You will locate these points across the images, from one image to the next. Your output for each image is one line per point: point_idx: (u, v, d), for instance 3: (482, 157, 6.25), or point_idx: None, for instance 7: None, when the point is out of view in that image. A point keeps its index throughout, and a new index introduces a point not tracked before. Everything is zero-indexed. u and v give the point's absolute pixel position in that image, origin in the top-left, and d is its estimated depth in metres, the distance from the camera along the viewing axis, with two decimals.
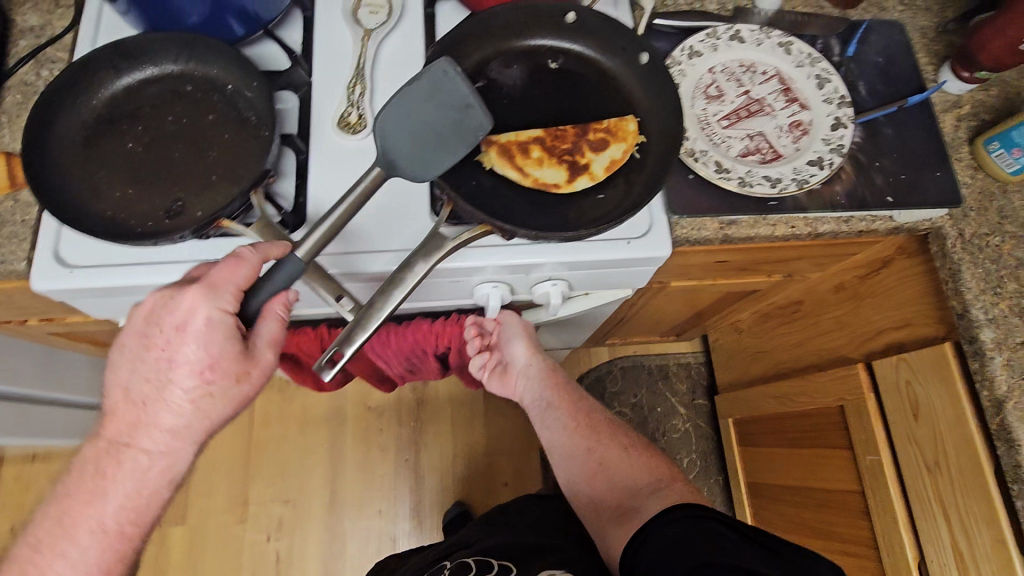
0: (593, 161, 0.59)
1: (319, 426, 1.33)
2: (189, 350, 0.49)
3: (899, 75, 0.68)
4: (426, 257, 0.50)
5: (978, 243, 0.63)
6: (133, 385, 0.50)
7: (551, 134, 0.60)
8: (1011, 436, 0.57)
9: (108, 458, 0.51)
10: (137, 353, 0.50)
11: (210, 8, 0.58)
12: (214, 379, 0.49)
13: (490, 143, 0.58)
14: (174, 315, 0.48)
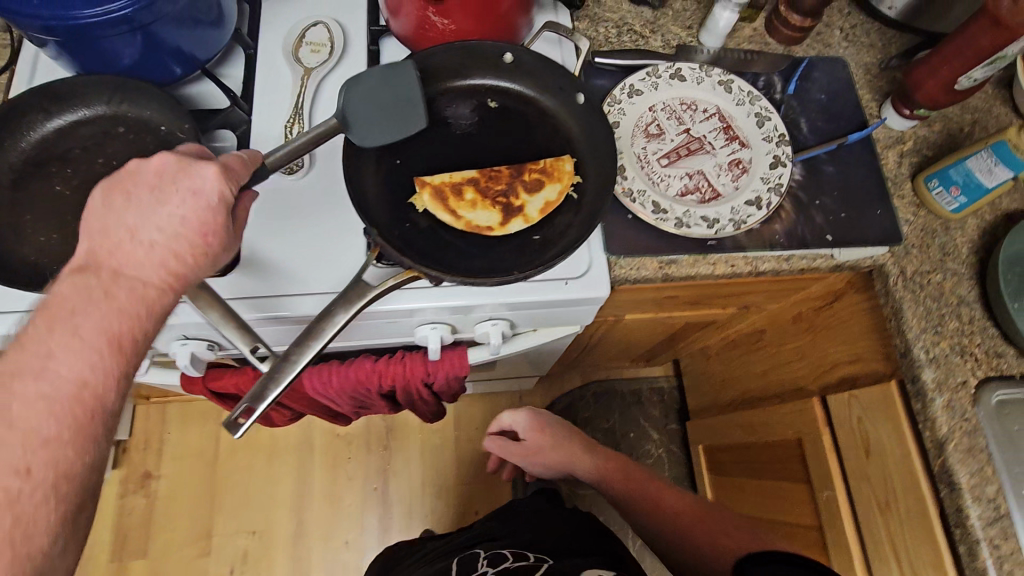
0: (528, 202, 0.59)
1: (287, 454, 1.30)
2: (206, 203, 0.46)
3: (842, 112, 0.68)
4: (347, 305, 0.49)
5: (919, 281, 0.63)
6: (138, 229, 0.45)
7: (484, 175, 0.61)
8: (952, 479, 0.57)
9: (104, 295, 0.43)
10: (143, 201, 0.45)
11: (143, 52, 0.58)
12: (214, 244, 0.46)
13: (422, 185, 0.58)
14: (202, 172, 0.46)
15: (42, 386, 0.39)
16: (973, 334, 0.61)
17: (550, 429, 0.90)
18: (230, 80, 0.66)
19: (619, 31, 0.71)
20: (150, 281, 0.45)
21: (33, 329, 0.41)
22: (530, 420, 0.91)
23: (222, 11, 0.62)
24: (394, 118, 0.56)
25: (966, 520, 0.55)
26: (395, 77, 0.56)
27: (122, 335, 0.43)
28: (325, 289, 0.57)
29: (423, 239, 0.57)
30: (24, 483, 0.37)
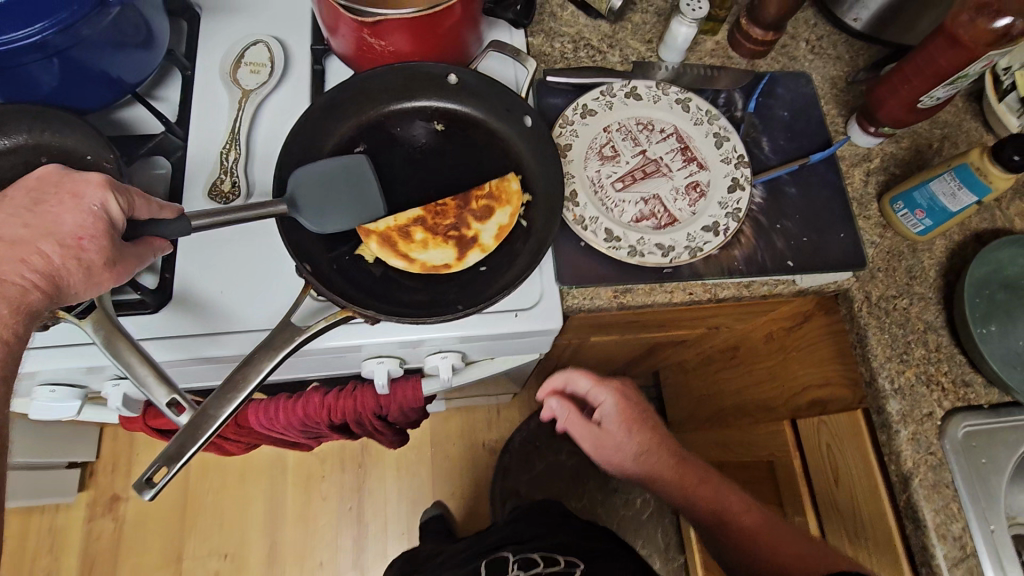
0: (480, 231, 0.58)
1: (259, 474, 1.27)
2: (87, 207, 0.45)
3: (805, 129, 0.66)
4: (271, 353, 0.46)
5: (885, 306, 0.60)
6: (8, 227, 0.44)
7: (432, 207, 0.59)
8: (917, 517, 0.54)
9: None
10: (20, 202, 0.45)
11: (65, 79, 0.55)
12: (90, 249, 0.44)
13: (367, 234, 0.56)
14: (86, 178, 0.45)
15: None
16: (940, 361, 0.59)
17: (641, 413, 0.69)
18: (164, 103, 0.63)
19: (576, 45, 0.68)
20: (18, 280, 0.43)
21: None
22: (620, 408, 0.68)
23: (153, 32, 0.59)
24: (347, 205, 0.54)
25: (932, 560, 0.53)
26: (353, 165, 0.56)
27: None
28: (264, 324, 0.54)
29: (364, 273, 0.55)
30: None
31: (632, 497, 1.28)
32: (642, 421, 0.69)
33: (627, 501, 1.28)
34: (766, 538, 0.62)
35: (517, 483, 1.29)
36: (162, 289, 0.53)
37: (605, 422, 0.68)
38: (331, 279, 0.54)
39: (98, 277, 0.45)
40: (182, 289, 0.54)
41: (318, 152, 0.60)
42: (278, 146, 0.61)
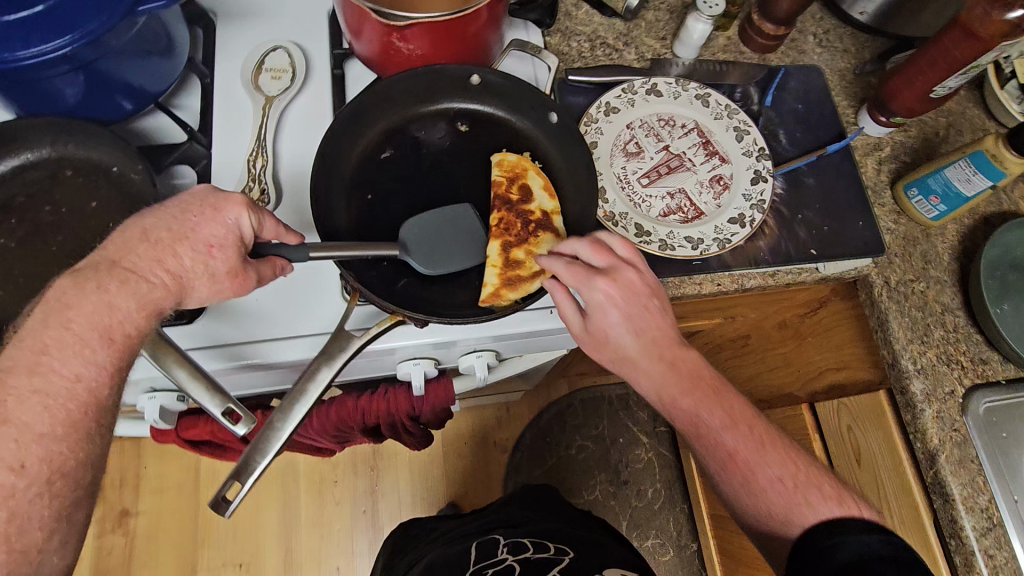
0: (541, 204, 0.60)
1: (271, 482, 1.26)
2: (224, 220, 0.46)
3: (819, 121, 0.68)
4: (327, 360, 0.46)
5: (904, 290, 0.62)
6: (153, 229, 0.44)
7: (498, 226, 0.59)
8: (945, 491, 0.57)
9: (100, 286, 0.41)
10: (169, 207, 0.45)
11: (89, 90, 0.54)
12: (217, 259, 0.45)
13: (498, 293, 0.55)
14: (232, 193, 0.46)
15: (36, 379, 0.38)
16: (958, 341, 0.61)
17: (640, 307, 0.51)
18: (185, 111, 0.63)
19: (593, 44, 0.69)
20: (152, 278, 0.43)
21: (30, 320, 0.39)
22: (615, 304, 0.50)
23: (173, 40, 0.59)
24: (460, 250, 0.55)
25: (961, 532, 0.56)
26: (460, 213, 0.57)
27: (113, 328, 0.41)
28: (311, 331, 0.54)
29: (402, 277, 0.55)
30: (18, 478, 0.36)
31: (643, 488, 1.30)
32: (639, 320, 0.51)
33: (638, 492, 1.29)
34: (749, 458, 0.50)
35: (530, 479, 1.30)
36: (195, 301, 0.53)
37: (595, 312, 0.51)
38: (373, 285, 0.54)
39: (220, 284, 0.46)
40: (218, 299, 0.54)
41: (347, 156, 0.60)
42: (304, 150, 0.61)
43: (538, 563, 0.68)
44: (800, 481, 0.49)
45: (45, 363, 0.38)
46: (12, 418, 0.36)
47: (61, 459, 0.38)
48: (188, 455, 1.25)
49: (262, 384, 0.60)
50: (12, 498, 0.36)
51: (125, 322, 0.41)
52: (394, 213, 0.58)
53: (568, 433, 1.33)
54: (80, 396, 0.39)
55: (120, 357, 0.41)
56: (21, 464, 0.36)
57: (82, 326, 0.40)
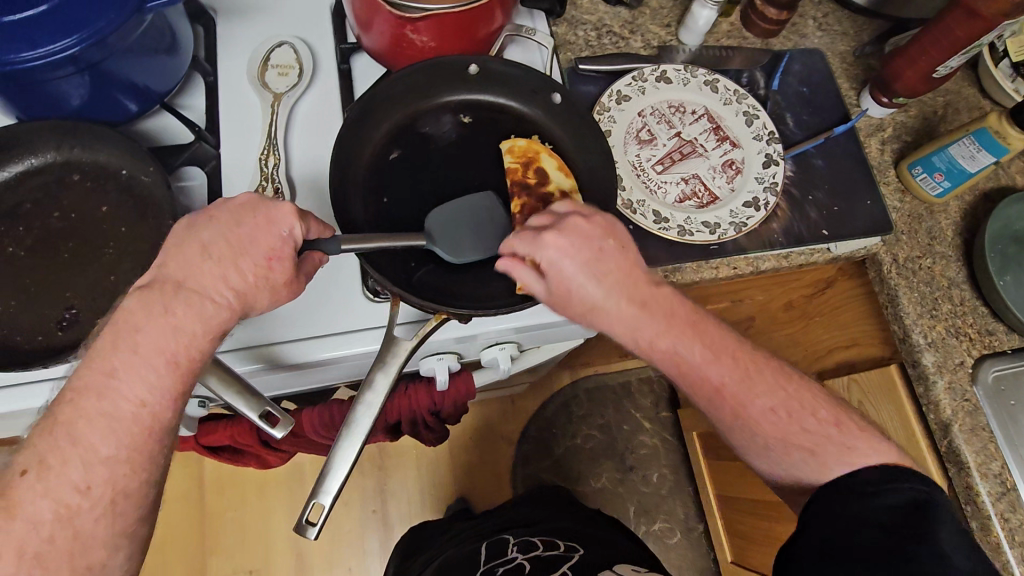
0: (559, 184, 0.59)
1: (277, 486, 1.24)
2: (277, 232, 0.46)
3: (823, 104, 0.69)
4: (382, 366, 0.48)
5: (912, 267, 0.64)
6: (212, 245, 0.45)
7: (523, 213, 0.58)
8: (960, 459, 0.58)
9: (165, 309, 0.42)
10: (222, 219, 0.46)
11: (94, 91, 0.52)
12: (276, 271, 0.46)
13: None
14: (280, 204, 0.46)
15: (104, 402, 0.39)
16: (966, 314, 0.63)
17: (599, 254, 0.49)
18: (191, 111, 0.62)
19: (599, 33, 0.69)
20: (216, 298, 0.44)
21: (100, 343, 0.41)
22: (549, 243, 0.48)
23: (176, 38, 0.57)
24: (484, 236, 0.56)
25: (977, 497, 0.58)
26: (483, 199, 0.57)
27: (176, 351, 0.42)
28: (335, 329, 0.53)
29: (430, 274, 0.55)
30: (83, 499, 0.38)
31: (650, 473, 1.31)
32: (571, 244, 0.48)
33: (645, 477, 1.31)
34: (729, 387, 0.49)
35: (538, 470, 1.31)
36: None
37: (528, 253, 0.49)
38: (399, 282, 0.53)
39: (279, 294, 0.47)
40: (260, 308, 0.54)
41: (362, 152, 0.59)
42: (315, 147, 0.60)
43: (548, 560, 0.69)
44: (748, 382, 0.49)
45: (112, 385, 0.40)
46: (83, 438, 0.38)
47: (124, 482, 0.39)
48: (192, 462, 1.23)
49: (283, 385, 0.59)
50: (78, 516, 0.37)
51: (185, 345, 0.42)
52: (413, 208, 0.58)
53: (572, 423, 1.34)
54: (144, 419, 0.40)
55: (183, 380, 0.42)
56: (89, 483, 0.38)
57: (147, 348, 0.41)
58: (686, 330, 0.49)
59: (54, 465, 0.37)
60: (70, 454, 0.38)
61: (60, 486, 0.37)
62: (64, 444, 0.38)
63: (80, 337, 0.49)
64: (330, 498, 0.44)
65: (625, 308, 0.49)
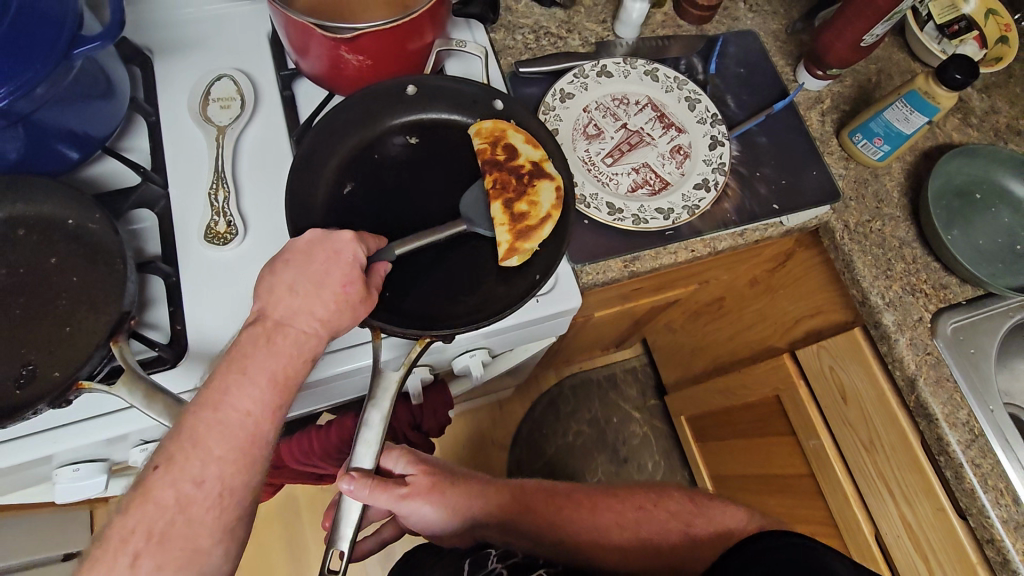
0: (528, 156, 0.60)
1: (270, 523, 1.20)
2: (345, 259, 0.47)
3: (762, 82, 0.71)
4: (371, 403, 0.47)
5: (863, 230, 0.66)
6: (296, 283, 0.45)
7: (495, 187, 0.58)
8: (928, 412, 0.60)
9: (268, 342, 0.44)
10: (275, 269, 0.46)
11: (29, 142, 0.52)
12: (353, 294, 0.46)
13: (514, 248, 0.56)
14: (340, 233, 0.47)
15: None
16: (918, 271, 0.65)
17: (466, 499, 0.57)
18: (135, 152, 0.61)
19: (537, 35, 0.70)
20: (307, 329, 0.45)
21: None
22: (437, 486, 0.55)
23: (111, 82, 0.57)
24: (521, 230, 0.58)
25: (947, 447, 0.59)
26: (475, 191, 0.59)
27: (279, 374, 0.43)
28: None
29: (405, 300, 0.55)
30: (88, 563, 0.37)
31: (644, 462, 1.32)
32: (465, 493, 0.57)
33: (640, 468, 1.31)
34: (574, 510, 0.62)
35: (534, 473, 1.30)
36: (175, 342, 0.52)
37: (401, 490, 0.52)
38: (375, 314, 0.53)
39: (358, 313, 0.47)
40: (197, 341, 0.53)
41: (312, 181, 0.58)
42: (263, 177, 0.60)
43: None
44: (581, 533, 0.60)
45: (226, 399, 0.41)
46: (203, 440, 0.40)
47: (232, 478, 0.40)
48: None
49: None
50: (195, 504, 0.39)
51: (284, 367, 0.44)
52: (369, 226, 0.57)
53: (563, 422, 1.34)
54: (249, 429, 0.42)
55: (282, 397, 0.43)
56: (203, 477, 0.40)
57: (255, 370, 0.43)
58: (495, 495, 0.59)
59: (179, 461, 0.40)
60: (193, 454, 0.40)
61: (181, 478, 0.39)
62: (187, 445, 0.40)
63: (44, 390, 0.47)
64: (347, 542, 0.46)
65: (473, 517, 0.57)
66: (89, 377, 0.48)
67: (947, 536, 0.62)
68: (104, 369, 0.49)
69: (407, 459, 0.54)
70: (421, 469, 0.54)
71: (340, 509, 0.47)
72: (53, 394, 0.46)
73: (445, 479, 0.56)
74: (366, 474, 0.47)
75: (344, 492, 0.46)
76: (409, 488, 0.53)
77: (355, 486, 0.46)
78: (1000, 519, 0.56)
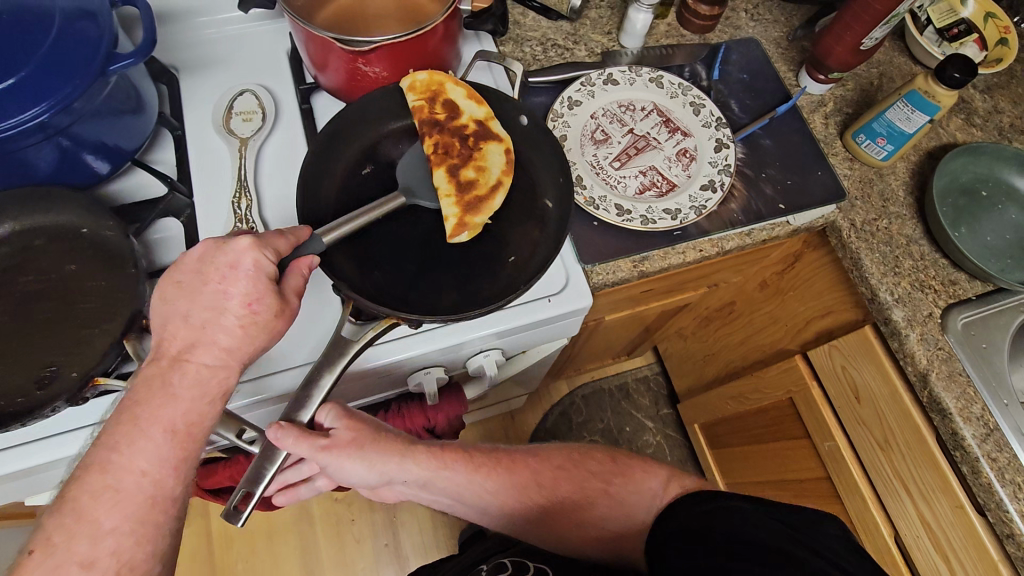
0: (472, 115, 0.64)
1: (286, 534, 1.21)
2: (242, 274, 0.46)
3: (764, 87, 0.73)
4: (331, 365, 0.48)
5: (869, 229, 0.67)
6: (192, 313, 0.46)
7: (436, 153, 0.62)
8: (942, 408, 0.60)
9: (163, 384, 0.44)
10: (184, 292, 0.46)
11: (64, 155, 0.55)
12: (260, 312, 0.47)
13: (464, 219, 0.58)
14: (236, 243, 0.46)
15: (106, 477, 0.41)
16: (927, 267, 0.65)
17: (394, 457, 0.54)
18: (163, 165, 0.64)
19: (545, 47, 0.73)
20: (209, 364, 0.46)
21: None
22: (364, 443, 0.52)
23: (142, 97, 0.60)
24: None
25: (963, 442, 0.59)
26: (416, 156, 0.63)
27: (175, 421, 0.44)
28: (295, 361, 0.54)
29: (413, 293, 0.56)
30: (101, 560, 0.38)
31: None
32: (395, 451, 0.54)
33: None
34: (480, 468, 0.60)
35: None
36: None
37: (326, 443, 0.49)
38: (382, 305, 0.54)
39: (275, 328, 0.48)
40: None
41: (326, 186, 0.60)
42: (283, 186, 0.63)
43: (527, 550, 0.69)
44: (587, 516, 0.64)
45: (112, 460, 0.41)
46: (86, 515, 0.40)
47: (129, 554, 0.40)
48: (199, 519, 1.19)
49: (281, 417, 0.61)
50: None
51: (184, 415, 0.44)
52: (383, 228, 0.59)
53: (576, 431, 1.34)
54: (147, 489, 0.42)
55: (183, 448, 0.44)
56: (93, 560, 0.39)
57: (144, 421, 0.43)
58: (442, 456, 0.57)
59: (60, 541, 0.39)
60: (75, 530, 0.39)
61: (66, 560, 0.38)
62: (70, 522, 0.39)
63: (60, 390, 0.49)
64: (263, 484, 0.46)
65: (400, 475, 0.54)
66: (105, 373, 0.50)
67: (966, 535, 0.62)
68: (119, 365, 0.51)
69: (337, 412, 0.51)
70: (348, 422, 0.51)
71: (269, 460, 0.46)
72: (71, 392, 0.48)
73: (370, 435, 0.52)
74: (296, 424, 0.47)
75: (271, 440, 0.46)
76: (333, 441, 0.50)
77: (282, 435, 0.46)
78: (1018, 514, 0.56)
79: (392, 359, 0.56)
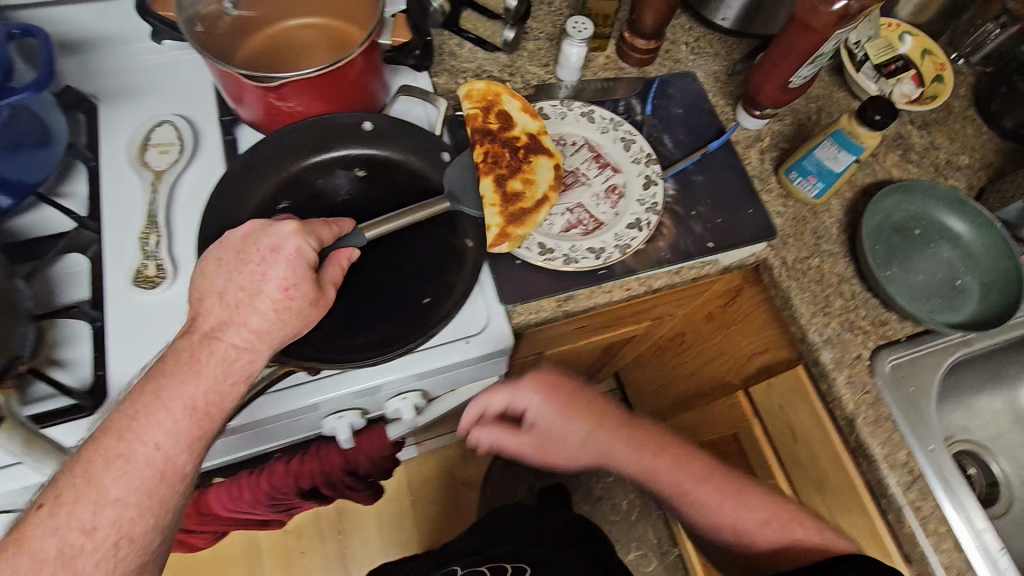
0: (525, 128, 0.65)
1: (230, 567, 1.17)
2: (285, 257, 0.47)
3: (699, 122, 0.72)
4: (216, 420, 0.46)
5: (801, 267, 0.66)
6: (229, 292, 0.47)
7: (485, 161, 0.61)
8: (867, 453, 0.59)
9: (191, 358, 0.44)
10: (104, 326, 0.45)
11: None
12: (296, 298, 0.47)
13: (507, 229, 0.58)
14: (284, 225, 0.48)
15: None
16: (858, 308, 0.64)
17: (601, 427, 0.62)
18: (71, 198, 0.62)
19: (479, 79, 0.72)
20: (237, 344, 0.46)
21: None
22: (561, 415, 0.61)
23: (48, 129, 0.58)
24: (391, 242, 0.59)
25: (887, 490, 0.57)
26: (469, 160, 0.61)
27: (196, 399, 0.44)
28: None
29: (319, 335, 0.54)
30: None
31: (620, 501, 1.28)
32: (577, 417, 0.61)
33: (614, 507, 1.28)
34: (602, 457, 0.63)
35: None
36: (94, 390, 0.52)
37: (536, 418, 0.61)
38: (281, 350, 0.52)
39: (309, 315, 0.48)
40: (118, 385, 0.53)
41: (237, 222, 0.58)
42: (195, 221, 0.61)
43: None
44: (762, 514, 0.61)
45: (133, 429, 0.41)
46: None
47: None
48: None
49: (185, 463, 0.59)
50: None
51: (206, 393, 0.44)
52: None
53: None
54: (151, 466, 0.41)
55: (197, 427, 0.43)
56: None
57: None
58: (628, 437, 0.63)
59: None
60: None
61: (68, 525, 0.39)
62: None
63: None
64: None
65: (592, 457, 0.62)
66: None
67: None
68: None
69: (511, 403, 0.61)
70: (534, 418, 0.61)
71: None
72: None
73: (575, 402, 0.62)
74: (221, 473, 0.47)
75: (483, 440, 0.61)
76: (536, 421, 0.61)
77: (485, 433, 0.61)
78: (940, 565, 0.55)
79: (297, 405, 0.54)
